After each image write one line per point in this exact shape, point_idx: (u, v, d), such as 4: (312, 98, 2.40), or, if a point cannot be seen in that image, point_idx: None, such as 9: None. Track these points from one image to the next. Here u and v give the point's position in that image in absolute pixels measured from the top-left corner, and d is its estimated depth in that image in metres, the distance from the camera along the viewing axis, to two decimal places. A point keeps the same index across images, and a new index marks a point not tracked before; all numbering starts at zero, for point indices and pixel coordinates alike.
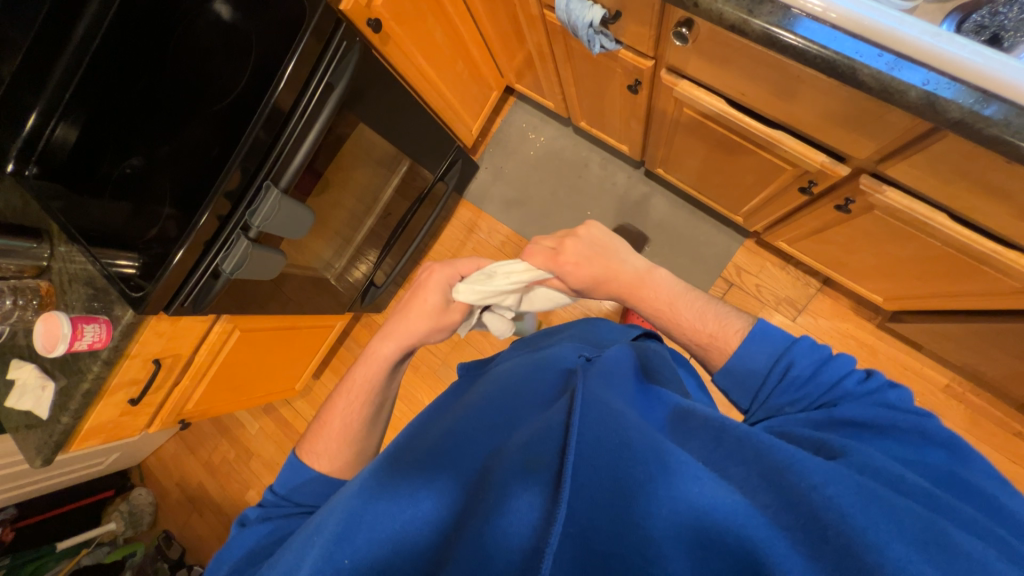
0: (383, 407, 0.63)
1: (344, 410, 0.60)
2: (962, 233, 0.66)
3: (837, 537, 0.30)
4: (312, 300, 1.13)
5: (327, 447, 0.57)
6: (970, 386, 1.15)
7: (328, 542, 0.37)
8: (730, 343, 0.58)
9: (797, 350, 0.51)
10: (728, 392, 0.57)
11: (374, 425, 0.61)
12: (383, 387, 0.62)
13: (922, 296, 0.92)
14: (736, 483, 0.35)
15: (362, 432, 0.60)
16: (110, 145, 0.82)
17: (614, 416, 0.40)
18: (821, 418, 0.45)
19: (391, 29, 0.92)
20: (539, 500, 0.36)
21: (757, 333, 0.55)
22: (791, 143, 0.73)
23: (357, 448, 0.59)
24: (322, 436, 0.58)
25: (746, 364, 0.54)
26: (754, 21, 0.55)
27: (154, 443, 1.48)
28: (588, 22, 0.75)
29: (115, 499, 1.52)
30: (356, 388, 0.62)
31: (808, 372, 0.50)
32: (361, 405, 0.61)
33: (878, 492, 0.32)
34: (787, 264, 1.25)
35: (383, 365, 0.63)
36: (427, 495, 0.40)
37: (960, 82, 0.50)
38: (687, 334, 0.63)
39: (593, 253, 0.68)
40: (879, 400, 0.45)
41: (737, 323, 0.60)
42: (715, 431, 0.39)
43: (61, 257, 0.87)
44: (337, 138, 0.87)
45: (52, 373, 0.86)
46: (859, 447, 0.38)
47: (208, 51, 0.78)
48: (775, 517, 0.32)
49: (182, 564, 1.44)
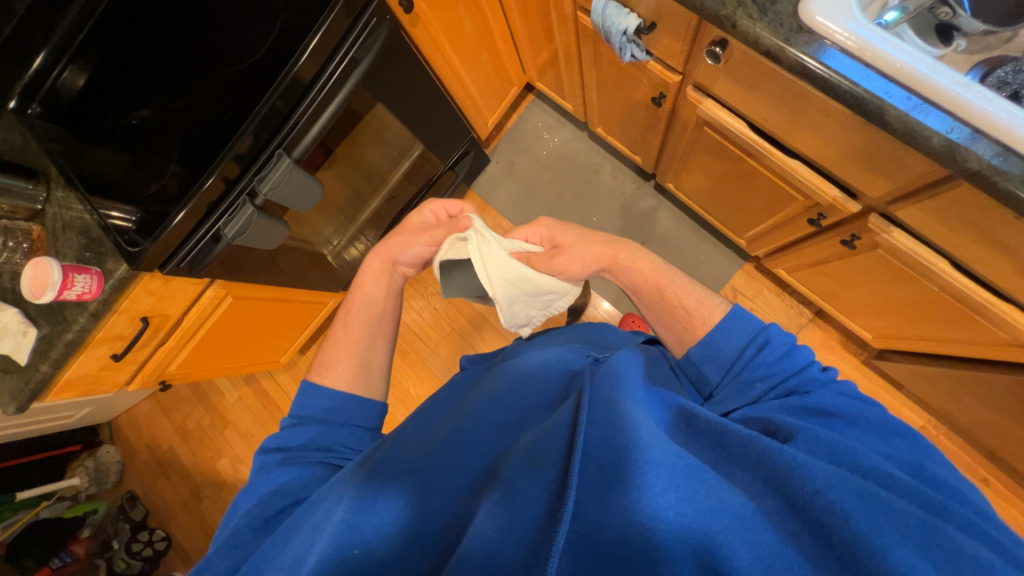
0: (380, 321, 0.67)
1: (344, 331, 0.66)
2: (959, 280, 0.68)
3: (841, 543, 0.31)
4: (308, 275, 1.12)
5: (332, 358, 0.63)
6: (944, 430, 1.18)
7: (335, 533, 0.37)
8: (713, 317, 0.59)
9: (772, 333, 0.53)
10: (699, 366, 0.56)
11: (374, 338, 0.66)
12: (380, 299, 0.68)
13: (912, 338, 0.93)
14: (744, 490, 0.36)
15: (362, 346, 0.64)
16: (118, 91, 0.79)
17: (619, 417, 0.41)
18: (796, 407, 0.46)
19: (421, 11, 0.91)
20: (547, 496, 0.37)
21: (731, 316, 0.56)
22: (807, 174, 0.75)
23: (356, 356, 0.63)
24: (326, 349, 0.65)
25: (723, 343, 0.55)
26: (789, 49, 0.56)
27: (129, 402, 1.45)
28: (622, 29, 0.75)
29: (81, 454, 1.48)
30: (356, 302, 0.68)
31: (778, 354, 0.51)
32: (358, 320, 0.66)
33: (879, 495, 0.33)
34: (782, 292, 1.27)
35: (372, 285, 0.69)
36: (435, 490, 0.40)
37: (984, 134, 0.51)
38: (674, 302, 0.62)
39: (596, 245, 0.67)
40: (841, 388, 0.47)
41: (717, 304, 0.61)
42: (717, 435, 0.40)
43: (58, 203, 0.85)
44: (354, 114, 0.86)
45: (36, 320, 0.83)
46: (830, 435, 0.40)
47: (234, 10, 0.76)
48: (779, 523, 0.33)
49: (143, 526, 1.42)
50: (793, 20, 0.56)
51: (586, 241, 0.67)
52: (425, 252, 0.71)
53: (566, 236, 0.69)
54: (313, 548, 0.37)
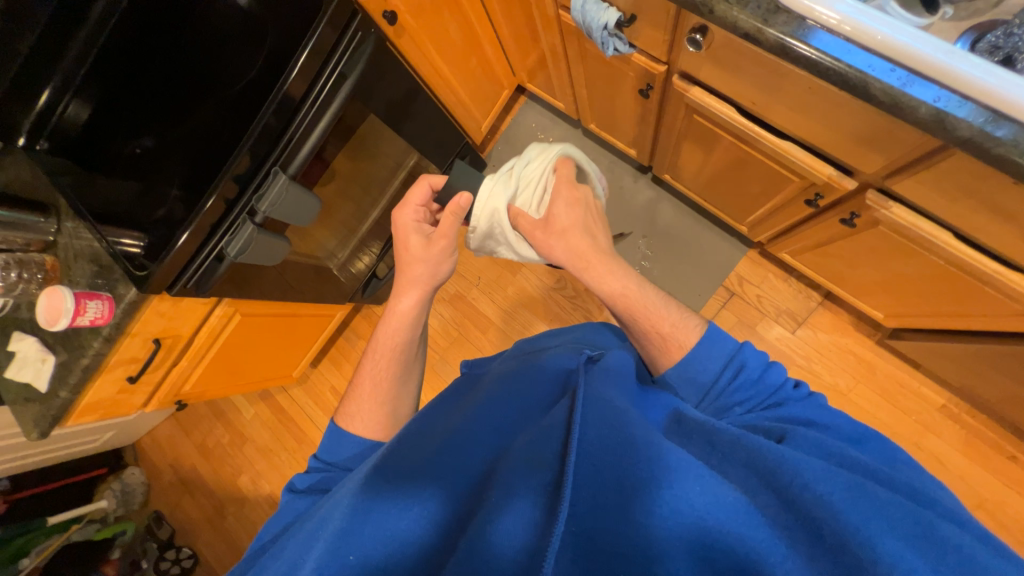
0: (411, 361, 0.64)
1: (372, 372, 0.62)
2: (965, 252, 0.66)
3: (831, 536, 0.31)
4: (315, 289, 1.14)
5: (369, 407, 0.59)
6: (966, 407, 1.14)
7: (332, 539, 0.37)
8: (688, 340, 0.57)
9: (746, 353, 0.54)
10: (676, 388, 0.56)
11: (408, 378, 0.63)
12: (407, 343, 0.63)
13: (924, 314, 0.91)
14: (736, 485, 0.37)
15: (392, 393, 0.61)
16: (120, 123, 0.83)
17: (613, 413, 0.41)
18: (771, 417, 0.48)
19: (406, 22, 0.92)
20: (542, 498, 0.37)
21: (708, 337, 0.56)
22: (801, 155, 0.74)
23: (394, 404, 0.61)
24: (354, 399, 0.61)
25: (700, 364, 0.55)
26: (769, 30, 0.55)
27: (149, 423, 1.48)
28: (603, 24, 0.75)
29: (108, 477, 1.53)
30: (381, 345, 0.63)
31: (756, 374, 0.53)
32: (388, 364, 0.62)
33: (865, 487, 0.34)
34: (789, 277, 1.25)
35: (403, 323, 0.64)
36: (433, 496, 0.40)
37: (973, 101, 0.50)
38: (647, 325, 0.59)
39: (569, 240, 0.64)
40: (815, 403, 0.49)
41: (693, 326, 0.59)
42: (707, 434, 0.42)
43: (68, 233, 0.87)
44: (348, 128, 0.87)
45: (53, 347, 0.87)
46: (818, 434, 0.42)
47: (223, 34, 0.78)
48: (773, 518, 0.34)
49: (170, 545, 1.45)
50: (772, 1, 0.56)
51: (555, 236, 0.64)
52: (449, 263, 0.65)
53: (559, 215, 0.65)
54: (310, 554, 0.37)
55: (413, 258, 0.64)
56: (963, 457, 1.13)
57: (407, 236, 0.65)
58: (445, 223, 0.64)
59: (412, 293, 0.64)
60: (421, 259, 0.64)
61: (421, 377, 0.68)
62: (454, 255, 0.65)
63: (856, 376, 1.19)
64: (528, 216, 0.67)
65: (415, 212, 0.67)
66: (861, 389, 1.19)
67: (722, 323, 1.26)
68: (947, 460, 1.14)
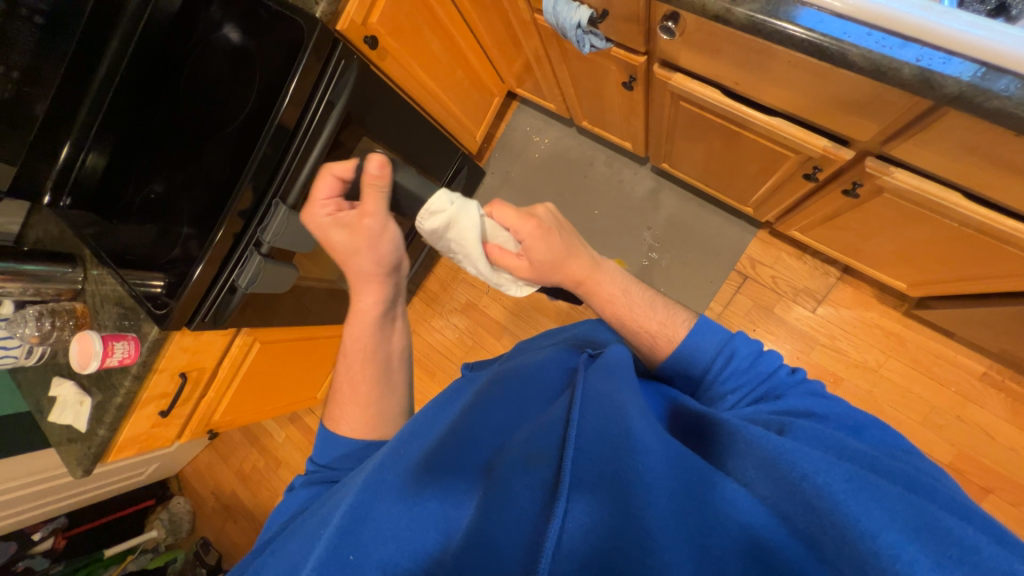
0: (390, 359, 0.65)
1: (347, 377, 0.63)
2: (979, 212, 0.63)
3: (832, 527, 0.32)
4: (329, 310, 1.16)
5: (350, 411, 0.61)
6: (1010, 374, 1.08)
7: (333, 537, 0.39)
8: (678, 334, 0.57)
9: (737, 342, 0.54)
10: (672, 380, 0.57)
11: (389, 369, 0.65)
12: (378, 343, 0.64)
13: (949, 280, 0.87)
14: (738, 478, 0.38)
15: (373, 393, 0.62)
16: (132, 172, 0.88)
17: (613, 407, 0.42)
18: (768, 410, 0.47)
19: (388, 44, 0.95)
20: (539, 493, 0.37)
21: (700, 326, 0.56)
22: (792, 130, 0.72)
23: (379, 403, 0.62)
24: (337, 403, 0.62)
25: (692, 355, 0.55)
26: (738, 10, 0.55)
27: (189, 453, 1.54)
28: (575, 23, 0.76)
29: (156, 507, 1.60)
30: (352, 349, 0.64)
31: (746, 363, 0.52)
32: (364, 368, 0.63)
33: (866, 478, 0.34)
34: (803, 254, 1.21)
35: (368, 321, 0.63)
36: (433, 496, 0.40)
37: (960, 55, 0.48)
38: (636, 326, 0.60)
39: (553, 275, 0.63)
40: (809, 389, 0.49)
41: (682, 321, 0.59)
42: (711, 429, 0.43)
43: (94, 280, 0.92)
44: (345, 152, 0.90)
45: (89, 389, 0.92)
46: (817, 425, 0.41)
47: (218, 77, 0.82)
48: (774, 507, 0.35)
49: (219, 569, 1.50)
50: None
51: (541, 272, 0.63)
52: (386, 239, 0.60)
53: (543, 258, 0.61)
54: (312, 554, 0.39)
55: (349, 252, 0.60)
56: (1012, 426, 1.06)
57: (329, 234, 0.60)
58: (368, 199, 0.59)
59: (369, 290, 0.63)
60: (357, 250, 0.60)
61: (409, 354, 0.69)
62: (392, 233, 0.61)
63: (886, 350, 1.15)
64: (512, 256, 0.64)
65: (323, 208, 0.61)
66: (893, 363, 1.14)
67: (738, 308, 1.23)
68: (994, 431, 1.07)
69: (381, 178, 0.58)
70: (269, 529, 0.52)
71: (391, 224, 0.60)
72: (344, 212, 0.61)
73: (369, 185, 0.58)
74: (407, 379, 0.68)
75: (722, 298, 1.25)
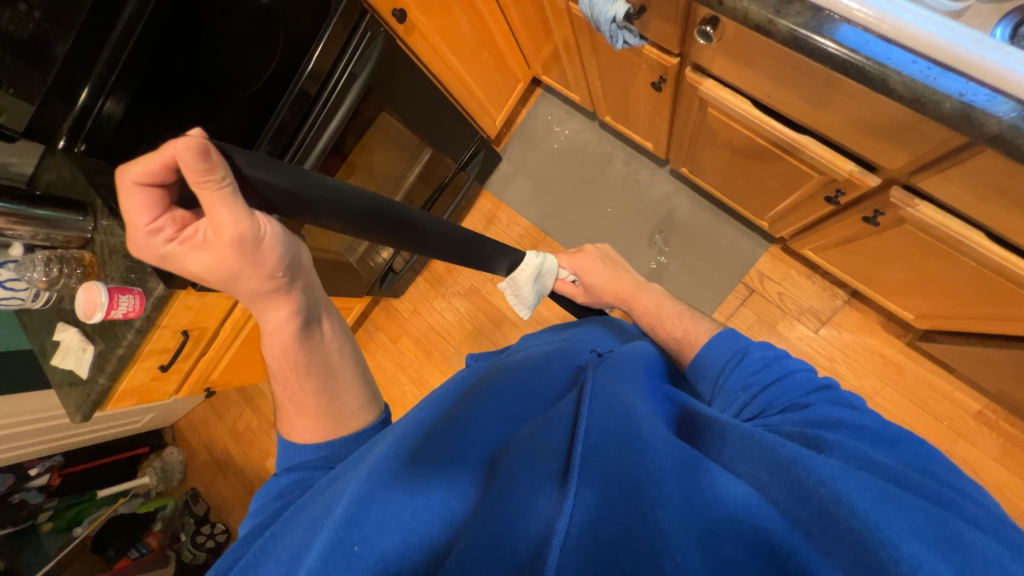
0: (330, 360, 0.55)
1: (288, 394, 0.55)
2: (999, 254, 0.62)
3: (850, 533, 0.32)
4: (336, 283, 1.14)
5: (302, 422, 0.55)
6: (1005, 414, 1.08)
7: (336, 527, 0.39)
8: (700, 340, 0.65)
9: (754, 346, 0.57)
10: (695, 384, 0.61)
11: (332, 371, 0.55)
12: (309, 352, 0.53)
13: (957, 317, 0.86)
14: (748, 481, 0.38)
15: (318, 404, 0.55)
16: (146, 130, 0.80)
17: (620, 409, 0.43)
18: (795, 420, 0.46)
19: (415, 19, 0.93)
20: (548, 486, 0.38)
21: (724, 335, 0.61)
22: (819, 150, 0.71)
23: (329, 407, 0.55)
24: (288, 415, 0.56)
25: (710, 358, 0.59)
26: (780, 22, 0.53)
27: (185, 407, 1.57)
28: (611, 17, 0.73)
29: (150, 455, 1.64)
30: (280, 367, 0.53)
31: (758, 364, 0.55)
32: (300, 383, 0.54)
33: (886, 488, 0.34)
34: (813, 274, 1.20)
35: (288, 338, 0.51)
36: (438, 486, 0.41)
37: (1004, 93, 0.46)
38: (665, 332, 0.70)
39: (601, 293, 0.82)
40: (834, 397, 0.48)
41: (705, 328, 0.68)
42: (719, 432, 0.43)
43: (103, 231, 0.91)
44: (365, 123, 0.89)
45: (92, 337, 0.93)
46: (844, 440, 0.40)
47: (240, 37, 0.79)
48: (788, 511, 0.35)
49: (206, 520, 1.54)
50: None
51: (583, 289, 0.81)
52: (268, 248, 0.42)
53: (594, 279, 0.83)
54: (314, 545, 0.39)
55: (224, 278, 0.42)
56: (998, 466, 1.07)
57: (186, 264, 0.41)
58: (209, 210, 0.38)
59: (276, 307, 0.48)
60: (234, 273, 0.42)
61: (351, 341, 0.58)
62: (276, 236, 0.42)
63: (884, 379, 1.14)
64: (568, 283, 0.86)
65: (157, 233, 0.40)
66: (889, 392, 1.14)
67: (741, 322, 1.22)
68: (981, 469, 1.08)
69: (213, 170, 0.37)
70: (253, 515, 0.52)
71: (262, 225, 0.41)
72: (188, 228, 0.40)
73: (199, 188, 0.37)
74: (359, 369, 0.59)
75: (726, 310, 1.24)
